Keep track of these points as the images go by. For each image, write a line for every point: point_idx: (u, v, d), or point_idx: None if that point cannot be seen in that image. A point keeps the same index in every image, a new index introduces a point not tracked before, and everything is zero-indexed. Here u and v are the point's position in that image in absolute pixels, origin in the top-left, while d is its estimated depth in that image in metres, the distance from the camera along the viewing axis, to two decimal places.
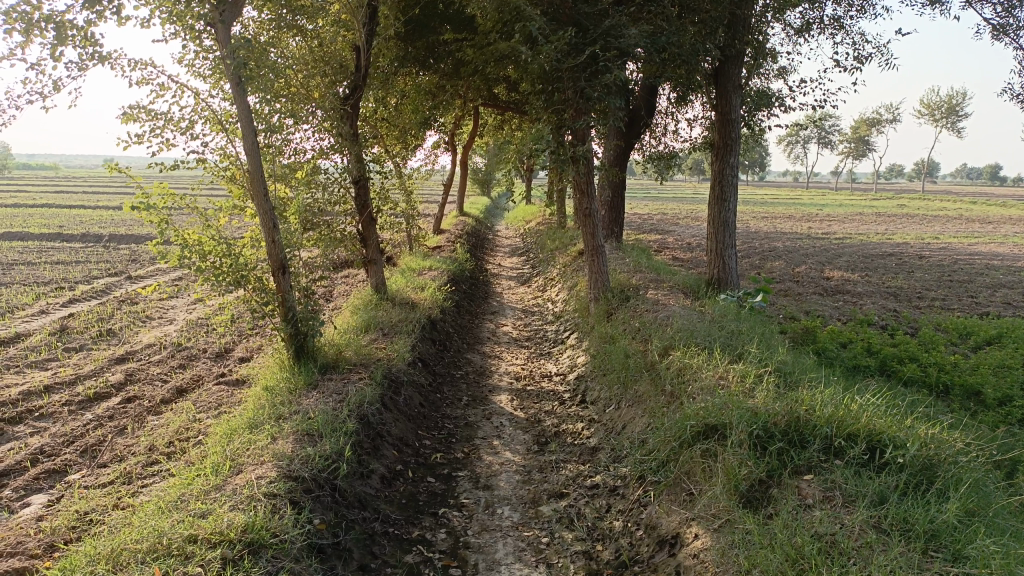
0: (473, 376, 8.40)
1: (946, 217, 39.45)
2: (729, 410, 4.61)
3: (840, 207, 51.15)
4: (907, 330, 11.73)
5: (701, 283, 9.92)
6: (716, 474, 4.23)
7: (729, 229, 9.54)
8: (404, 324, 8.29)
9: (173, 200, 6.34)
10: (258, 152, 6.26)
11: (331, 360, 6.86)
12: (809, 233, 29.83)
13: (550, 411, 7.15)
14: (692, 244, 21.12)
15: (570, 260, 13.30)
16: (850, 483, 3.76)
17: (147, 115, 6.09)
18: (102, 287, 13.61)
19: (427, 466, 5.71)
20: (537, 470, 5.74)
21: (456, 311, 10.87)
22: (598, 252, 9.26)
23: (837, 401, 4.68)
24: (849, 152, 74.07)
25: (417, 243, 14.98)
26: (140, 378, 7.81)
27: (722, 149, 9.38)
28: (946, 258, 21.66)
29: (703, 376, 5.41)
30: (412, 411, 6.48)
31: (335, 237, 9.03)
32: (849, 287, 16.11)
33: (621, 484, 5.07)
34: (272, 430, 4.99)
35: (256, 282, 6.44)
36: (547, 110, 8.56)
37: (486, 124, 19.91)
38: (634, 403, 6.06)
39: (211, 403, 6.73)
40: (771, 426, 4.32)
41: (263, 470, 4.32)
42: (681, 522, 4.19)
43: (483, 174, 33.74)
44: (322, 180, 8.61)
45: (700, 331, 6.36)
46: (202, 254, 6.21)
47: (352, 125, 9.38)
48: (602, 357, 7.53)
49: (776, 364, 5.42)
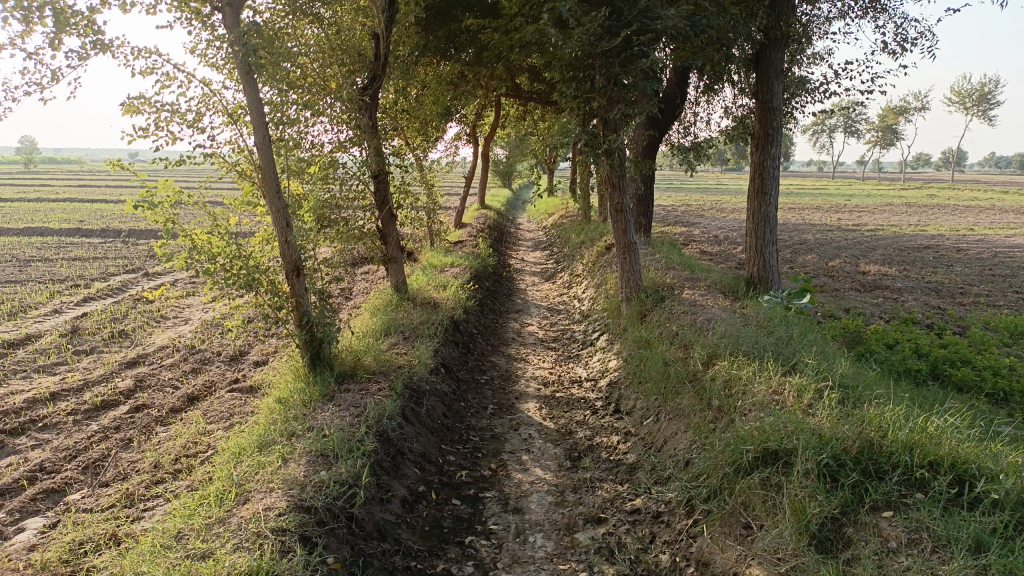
0: (499, 382, 7.95)
1: (982, 207, 38.30)
2: (791, 433, 4.11)
3: (869, 197, 50.11)
4: (955, 329, 11.11)
5: (739, 282, 9.37)
6: (778, 509, 3.75)
7: (770, 224, 8.99)
8: (425, 327, 7.85)
9: (180, 197, 5.93)
10: (268, 146, 5.82)
11: (350, 368, 6.43)
12: (839, 224, 29.04)
13: (582, 421, 6.68)
14: (720, 237, 20.50)
15: (597, 256, 12.79)
16: (940, 524, 3.27)
17: (151, 106, 5.67)
18: (118, 285, 13.35)
19: (452, 485, 5.28)
20: (571, 491, 5.29)
21: (480, 310, 10.42)
22: (629, 249, 8.73)
23: (911, 421, 4.18)
24: (876, 141, 72.66)
25: (438, 238, 14.57)
26: (151, 385, 7.45)
27: (762, 140, 8.81)
28: (985, 250, 20.87)
29: (754, 390, 4.92)
30: (435, 423, 6.05)
31: (353, 234, 8.61)
32: (887, 282, 15.46)
33: (666, 511, 4.60)
34: (283, 450, 4.57)
35: (269, 285, 6.02)
36: (577, 99, 8.07)
37: (507, 115, 19.42)
38: (676, 416, 5.58)
39: (222, 413, 6.34)
40: (842, 453, 3.83)
41: (272, 500, 3.90)
42: (738, 561, 3.72)
43: (504, 166, 33.33)
44: (339, 175, 8.18)
45: (747, 338, 5.85)
46: (211, 256, 5.80)
47: (371, 118, 8.93)
48: (637, 363, 7.05)
49: (836, 377, 4.90)
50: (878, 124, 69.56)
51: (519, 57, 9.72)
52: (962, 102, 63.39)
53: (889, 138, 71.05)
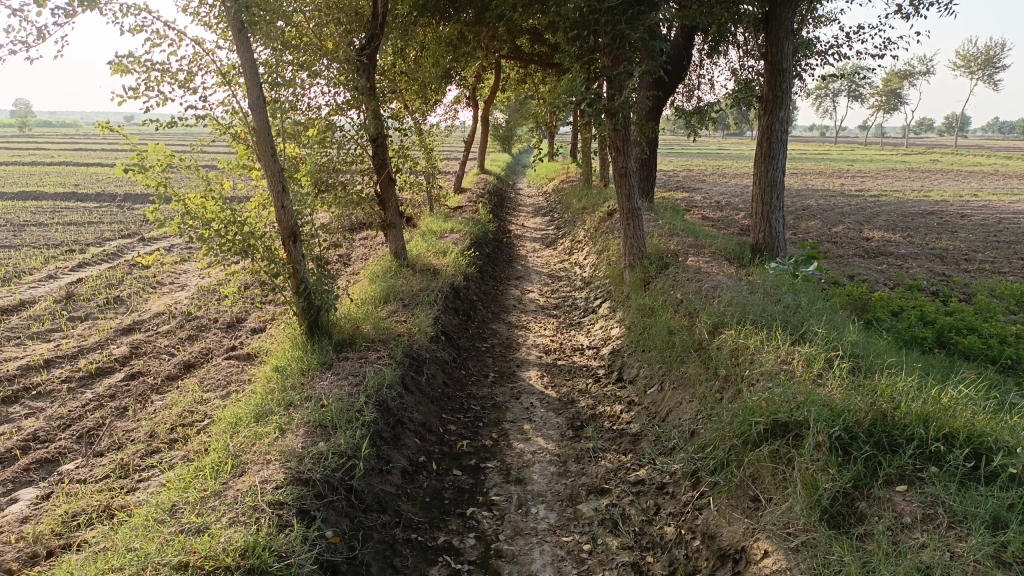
0: (500, 349, 7.84)
1: (986, 172, 37.92)
2: (801, 405, 4.01)
3: (872, 162, 49.65)
4: (960, 296, 10.98)
5: (745, 248, 9.22)
6: (788, 482, 3.65)
7: (777, 190, 8.80)
8: (425, 294, 7.72)
9: (173, 161, 5.75)
10: (263, 108, 5.62)
11: (348, 336, 6.31)
12: (842, 190, 28.78)
13: (585, 390, 6.59)
14: (721, 203, 20.26)
15: (599, 221, 12.61)
16: (956, 500, 3.17)
17: (141, 66, 5.47)
18: (114, 250, 13.20)
19: (452, 455, 5.19)
20: (574, 461, 5.21)
21: (480, 277, 10.28)
22: (633, 215, 8.56)
23: (925, 392, 4.07)
24: (879, 105, 71.87)
25: (438, 203, 14.37)
26: (147, 352, 7.34)
27: (771, 102, 8.58)
28: (989, 216, 20.66)
29: (762, 359, 4.81)
30: (435, 391, 5.95)
31: (351, 199, 8.43)
32: (891, 248, 15.30)
33: (671, 482, 4.52)
34: (280, 421, 4.47)
35: (265, 252, 5.86)
36: (581, 60, 7.83)
37: (508, 78, 19.05)
38: (681, 386, 5.48)
39: (218, 381, 6.24)
40: (854, 426, 3.73)
41: (268, 472, 3.80)
42: (745, 535, 3.64)
43: (505, 130, 32.93)
44: (336, 138, 7.97)
45: (754, 306, 5.72)
46: (205, 221, 5.64)
47: (369, 79, 8.68)
48: (640, 331, 6.93)
49: (847, 347, 4.78)
50: (882, 88, 68.72)
51: (521, 17, 9.43)
52: (967, 66, 62.54)
53: (893, 103, 70.27)
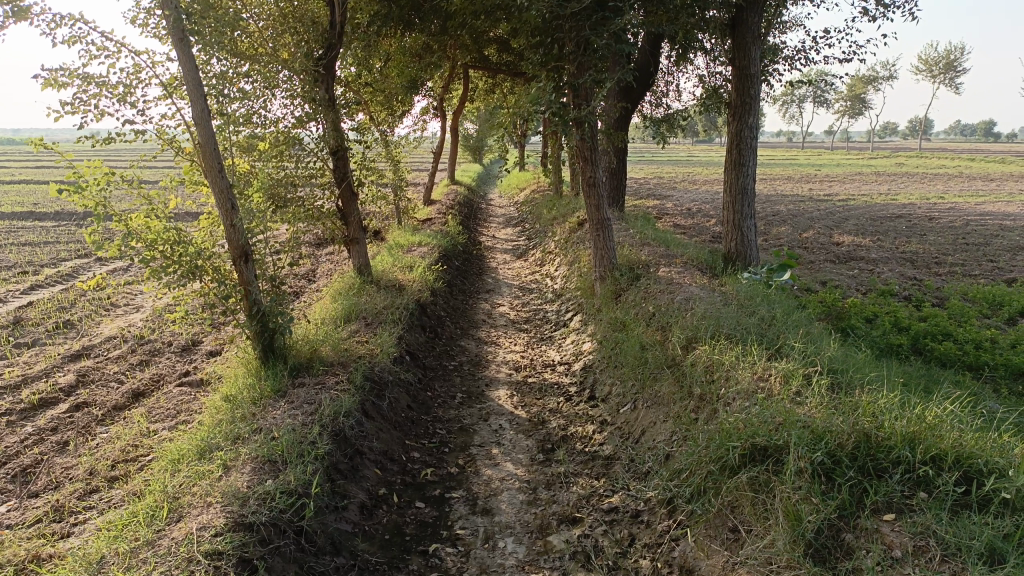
0: (468, 367, 7.56)
1: (951, 175, 38.45)
2: (780, 428, 3.79)
3: (840, 166, 50.17)
4: (933, 301, 10.91)
5: (717, 257, 9.05)
6: (770, 513, 3.41)
7: (747, 196, 8.64)
8: (389, 312, 7.42)
9: (113, 179, 5.40)
10: (207, 121, 5.30)
11: (306, 359, 5.98)
12: (812, 195, 28.98)
13: (555, 409, 6.33)
14: (693, 210, 20.20)
15: (569, 232, 12.41)
16: (949, 529, 2.94)
17: (76, 79, 5.12)
18: (69, 270, 12.71)
19: (415, 486, 4.90)
20: (544, 487, 4.94)
21: (448, 291, 10.00)
22: (603, 226, 8.33)
23: (908, 410, 3.87)
24: (845, 111, 72.90)
25: (406, 216, 14.08)
26: (94, 380, 6.95)
27: (739, 109, 8.41)
28: (957, 219, 20.84)
29: (738, 376, 4.59)
30: (398, 416, 5.65)
31: (311, 215, 8.11)
32: (862, 253, 15.28)
33: (645, 510, 4.27)
34: (225, 457, 4.15)
35: (214, 273, 5.52)
36: (546, 68, 7.61)
37: (476, 88, 18.83)
38: (655, 404, 5.24)
39: (167, 411, 5.89)
40: (837, 449, 3.52)
41: (207, 517, 3.49)
42: (724, 569, 3.39)
43: (475, 140, 32.73)
44: (294, 152, 7.67)
45: (728, 319, 5.51)
46: (149, 242, 5.29)
47: (328, 90, 8.39)
48: (612, 346, 6.70)
49: (825, 361, 4.58)
50: (846, 94, 69.75)
51: (484, 25, 9.23)
52: (928, 71, 63.70)
53: (858, 108, 71.28)
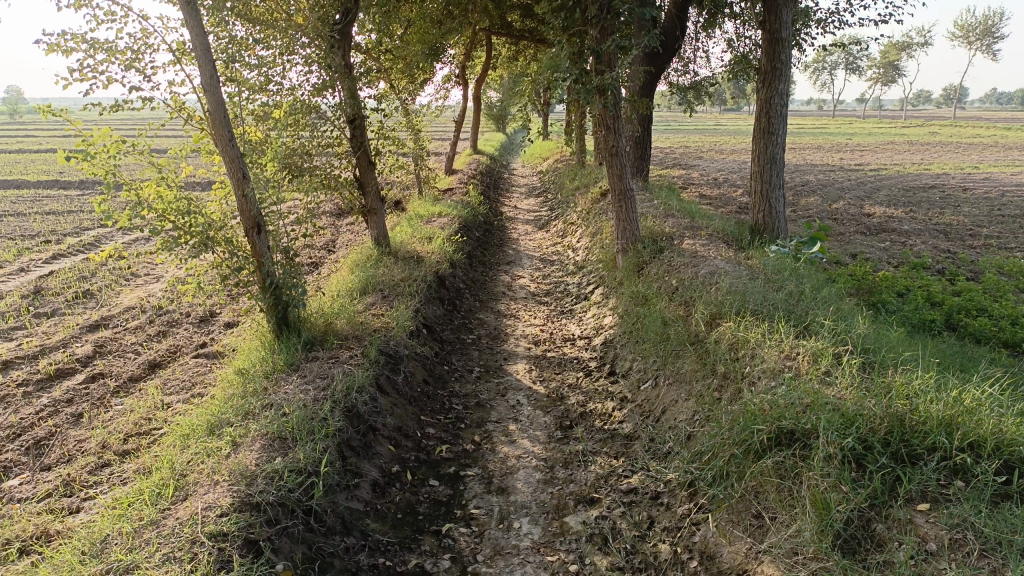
0: (486, 341, 7.44)
1: (986, 144, 37.36)
2: (808, 411, 3.61)
3: (870, 135, 48.93)
4: (967, 275, 10.56)
5: (743, 228, 8.79)
6: (796, 500, 3.25)
7: (776, 166, 8.34)
8: (406, 284, 7.30)
9: (122, 148, 5.28)
10: (216, 88, 5.15)
11: (320, 333, 5.88)
12: (842, 164, 28.30)
13: (574, 385, 6.19)
14: (719, 180, 19.79)
15: (592, 202, 12.16)
16: (991, 523, 2.76)
17: (83, 45, 4.98)
18: (91, 240, 12.72)
19: (430, 463, 4.80)
20: (561, 466, 4.82)
21: (467, 263, 9.86)
22: (626, 196, 8.09)
23: (945, 392, 3.67)
24: (878, 78, 71.04)
25: (426, 186, 13.91)
26: (112, 350, 6.93)
27: (769, 75, 8.08)
28: (993, 189, 20.22)
29: (765, 355, 4.40)
30: (413, 391, 5.54)
31: (328, 185, 7.97)
32: (894, 224, 14.86)
33: (665, 492, 4.12)
34: (234, 434, 4.08)
35: (226, 244, 5.42)
36: (568, 32, 7.35)
37: (499, 56, 18.46)
38: (678, 381, 5.07)
39: (182, 384, 5.85)
40: (869, 435, 3.34)
41: (213, 496, 3.43)
42: (747, 557, 3.25)
43: (498, 108, 32.35)
44: (310, 121, 7.51)
45: (755, 294, 5.31)
46: (160, 213, 5.19)
47: (345, 56, 8.18)
48: (633, 321, 6.53)
49: (856, 340, 4.37)
50: (879, 60, 67.90)
51: None
52: (966, 37, 61.75)
53: (891, 75, 69.38)
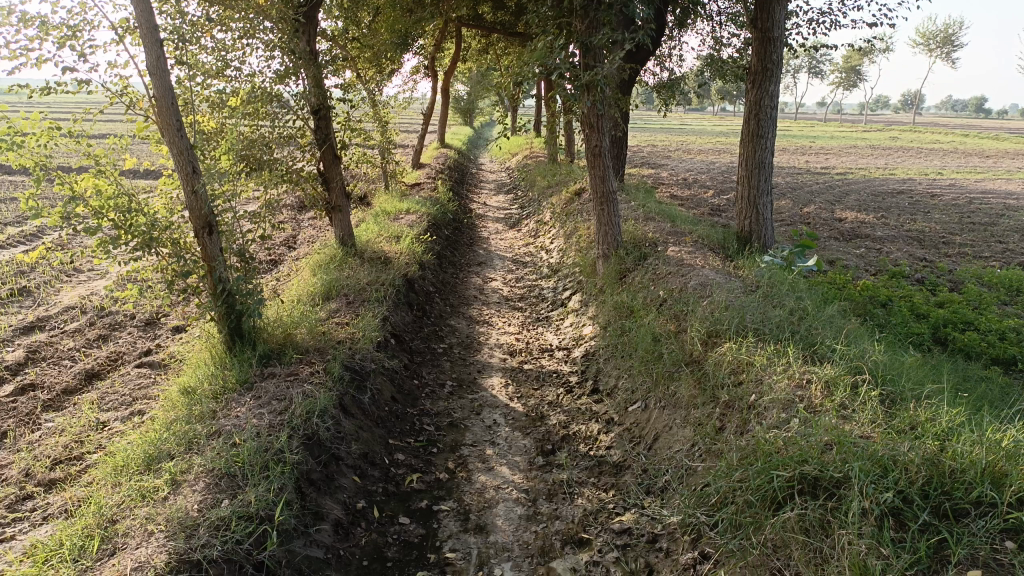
0: (458, 351, 6.95)
1: (948, 151, 37.81)
2: (833, 455, 3.21)
3: (834, 138, 49.47)
4: (947, 284, 10.36)
5: (728, 235, 8.42)
6: (827, 563, 2.83)
7: (764, 171, 7.99)
8: (373, 289, 6.77)
9: (54, 136, 4.65)
10: (163, 71, 4.57)
11: (278, 344, 5.33)
12: (809, 167, 28.38)
13: (555, 403, 5.74)
14: (690, 180, 19.51)
15: (566, 202, 11.73)
16: None
17: (11, 18, 4.34)
18: (32, 231, 11.85)
19: (399, 496, 4.30)
20: (545, 499, 4.37)
21: (437, 264, 9.34)
22: (607, 199, 7.65)
23: (979, 432, 3.30)
24: (841, 81, 71.91)
25: (394, 180, 13.33)
26: (46, 357, 6.27)
27: (759, 74, 7.70)
28: (959, 196, 20.29)
29: (773, 383, 4.00)
30: (380, 411, 5.03)
31: (289, 179, 7.38)
32: (867, 230, 14.71)
33: (665, 535, 3.68)
34: (175, 470, 3.54)
35: (173, 246, 4.82)
36: (552, 22, 6.89)
37: (469, 48, 17.88)
38: (673, 406, 4.65)
39: (122, 400, 5.25)
40: (907, 486, 2.94)
41: (146, 554, 2.91)
42: None
43: (466, 101, 31.80)
44: (271, 110, 6.91)
45: (754, 312, 4.91)
46: (98, 209, 4.58)
47: (310, 41, 7.58)
48: (618, 334, 6.10)
49: (870, 368, 3.99)
50: (843, 65, 68.74)
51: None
52: (927, 44, 62.80)
53: (853, 79, 70.30)
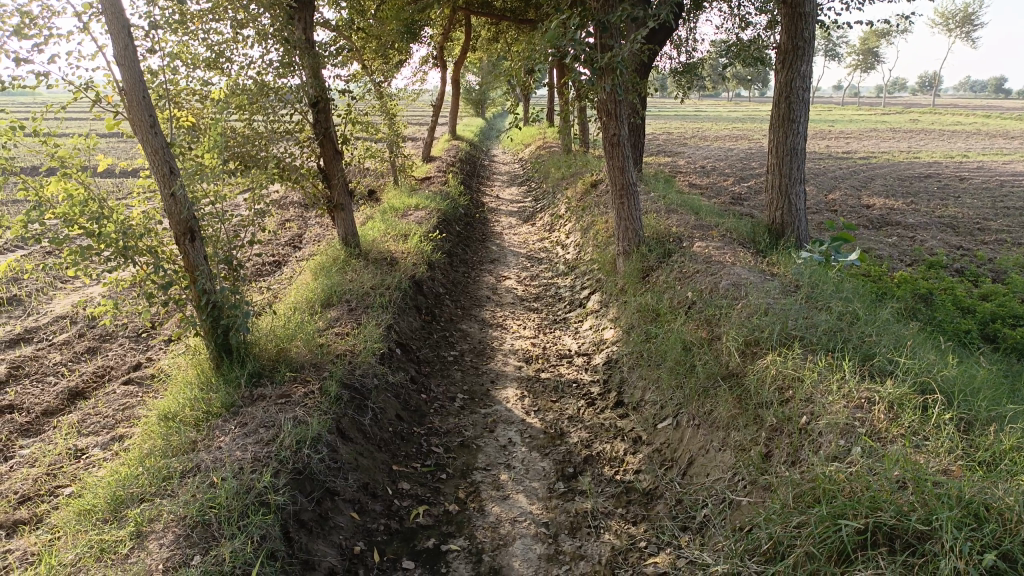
0: (470, 358, 6.47)
1: (972, 133, 36.73)
2: (913, 500, 2.69)
3: (852, 122, 48.53)
4: (988, 274, 9.75)
5: (757, 227, 7.87)
6: None
7: (796, 158, 7.44)
8: (377, 294, 6.30)
9: (14, 136, 4.16)
10: (132, 60, 4.08)
11: (271, 360, 4.87)
12: (829, 152, 27.63)
13: (575, 418, 5.25)
14: (709, 168, 18.90)
15: (582, 194, 11.20)
16: None
17: None
18: None
19: (403, 534, 3.82)
20: (567, 534, 3.88)
21: (447, 263, 8.87)
22: (628, 192, 7.10)
23: None
24: (857, 64, 70.51)
25: (403, 175, 12.85)
26: (28, 373, 5.85)
27: (790, 55, 7.09)
28: (989, 179, 19.53)
29: (827, 403, 3.49)
30: (383, 433, 4.56)
31: (287, 177, 6.90)
32: (897, 217, 14.06)
33: None
34: (143, 518, 3.10)
35: (151, 256, 4.34)
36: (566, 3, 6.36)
37: (479, 37, 17.36)
38: (709, 425, 4.15)
39: (103, 424, 4.82)
40: (1011, 541, 2.41)
41: None
42: None
43: (477, 92, 31.33)
44: (264, 104, 6.41)
45: (798, 318, 4.38)
46: (65, 215, 4.10)
47: (308, 29, 7.08)
48: (643, 341, 5.59)
49: (937, 387, 3.46)
50: (860, 48, 67.42)
51: None
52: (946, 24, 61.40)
53: (871, 61, 68.97)
